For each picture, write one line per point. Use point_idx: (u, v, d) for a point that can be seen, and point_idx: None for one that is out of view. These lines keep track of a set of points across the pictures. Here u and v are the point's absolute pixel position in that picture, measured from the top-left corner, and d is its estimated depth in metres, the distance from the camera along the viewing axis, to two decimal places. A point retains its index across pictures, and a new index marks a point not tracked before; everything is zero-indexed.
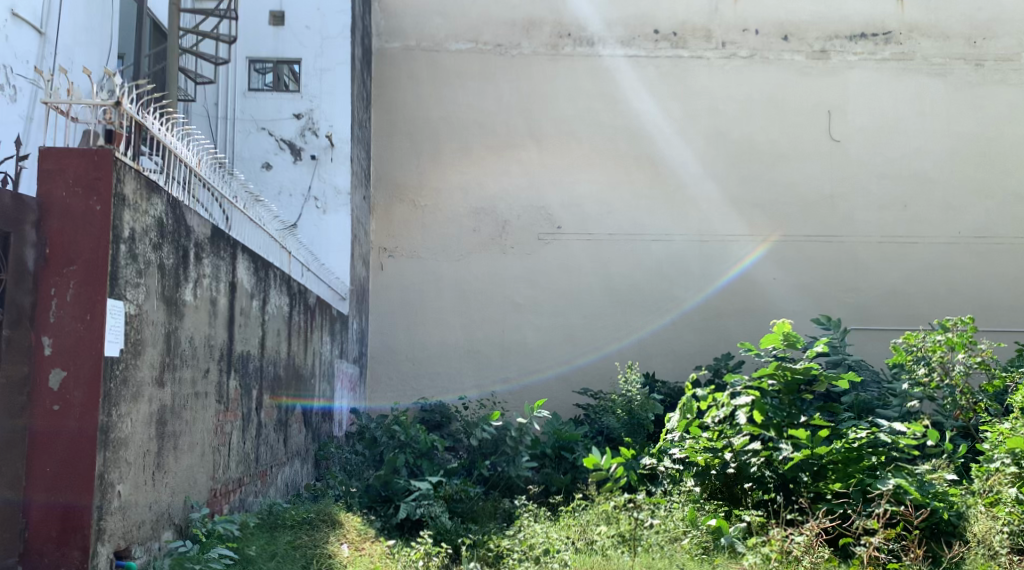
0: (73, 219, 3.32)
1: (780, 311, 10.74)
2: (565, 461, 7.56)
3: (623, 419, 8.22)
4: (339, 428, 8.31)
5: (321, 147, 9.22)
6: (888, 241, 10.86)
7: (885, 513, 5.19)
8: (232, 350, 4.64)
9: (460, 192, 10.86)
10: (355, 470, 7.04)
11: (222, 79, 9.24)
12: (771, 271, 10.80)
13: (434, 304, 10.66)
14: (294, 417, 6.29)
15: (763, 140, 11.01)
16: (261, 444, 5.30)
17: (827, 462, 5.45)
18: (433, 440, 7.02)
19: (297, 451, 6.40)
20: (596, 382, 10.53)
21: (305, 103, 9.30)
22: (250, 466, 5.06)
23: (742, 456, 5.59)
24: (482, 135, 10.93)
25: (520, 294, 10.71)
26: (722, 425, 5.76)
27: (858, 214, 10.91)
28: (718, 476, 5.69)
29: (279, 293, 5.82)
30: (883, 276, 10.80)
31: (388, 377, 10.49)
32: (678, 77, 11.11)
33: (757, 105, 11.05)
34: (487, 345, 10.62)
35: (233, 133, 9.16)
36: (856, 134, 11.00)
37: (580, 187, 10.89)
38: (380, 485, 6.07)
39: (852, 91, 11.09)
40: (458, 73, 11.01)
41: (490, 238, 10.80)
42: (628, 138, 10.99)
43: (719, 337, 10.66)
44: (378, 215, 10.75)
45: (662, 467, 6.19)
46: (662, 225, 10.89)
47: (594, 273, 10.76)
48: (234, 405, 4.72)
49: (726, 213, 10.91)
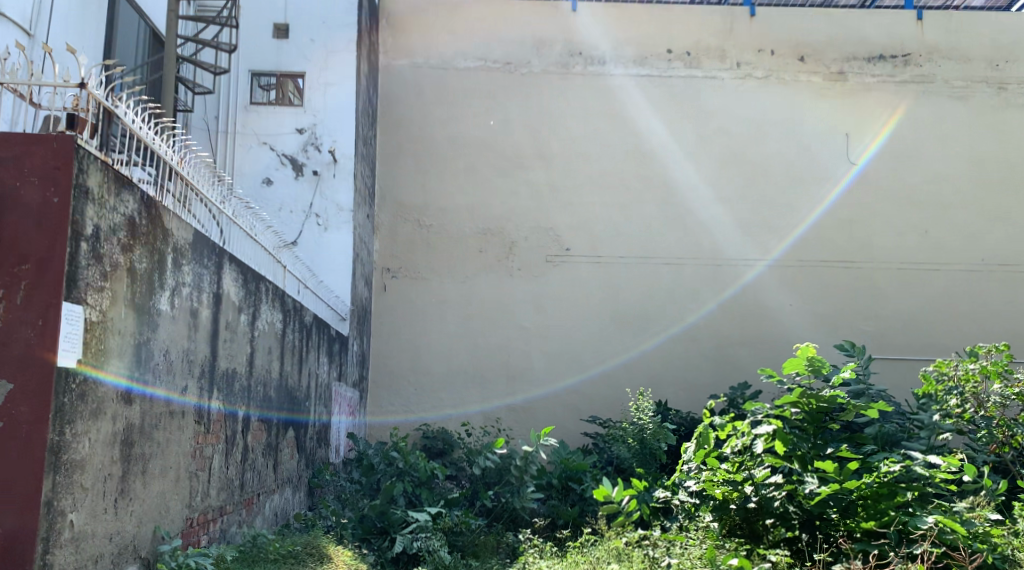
0: (28, 213, 3.00)
1: (797, 338, 10.35)
2: (572, 493, 7.13)
3: (634, 448, 7.82)
4: (336, 454, 7.92)
5: (323, 162, 8.92)
6: (909, 268, 10.49)
7: (929, 555, 4.83)
8: (216, 366, 4.29)
9: (467, 212, 10.55)
10: (348, 497, 6.63)
11: (222, 92, 8.95)
12: (787, 297, 10.43)
13: (439, 328, 10.32)
14: (285, 441, 5.94)
15: (779, 163, 10.68)
16: (246, 469, 4.93)
17: (857, 498, 5.12)
18: (433, 467, 6.67)
19: (288, 478, 6.06)
20: (605, 410, 10.14)
21: (309, 118, 9.01)
22: (234, 494, 4.70)
23: (764, 490, 5.21)
24: (490, 154, 10.64)
25: (527, 317, 10.36)
26: (742, 456, 5.39)
27: (878, 239, 10.54)
28: (737, 511, 5.33)
29: (271, 309, 5.45)
30: (904, 303, 10.42)
31: (389, 401, 10.11)
32: (691, 98, 10.82)
33: (774, 126, 10.74)
34: (493, 370, 10.25)
35: (233, 147, 8.84)
36: (876, 157, 10.66)
37: (590, 208, 10.58)
38: (375, 515, 5.72)
39: (872, 114, 10.77)
40: (466, 91, 10.74)
41: (497, 259, 10.46)
42: (640, 159, 10.68)
43: (734, 364, 10.28)
44: (381, 234, 10.42)
45: (677, 501, 5.74)
46: (674, 248, 10.54)
47: (604, 297, 10.40)
48: (217, 427, 4.37)
49: (742, 236, 10.56)
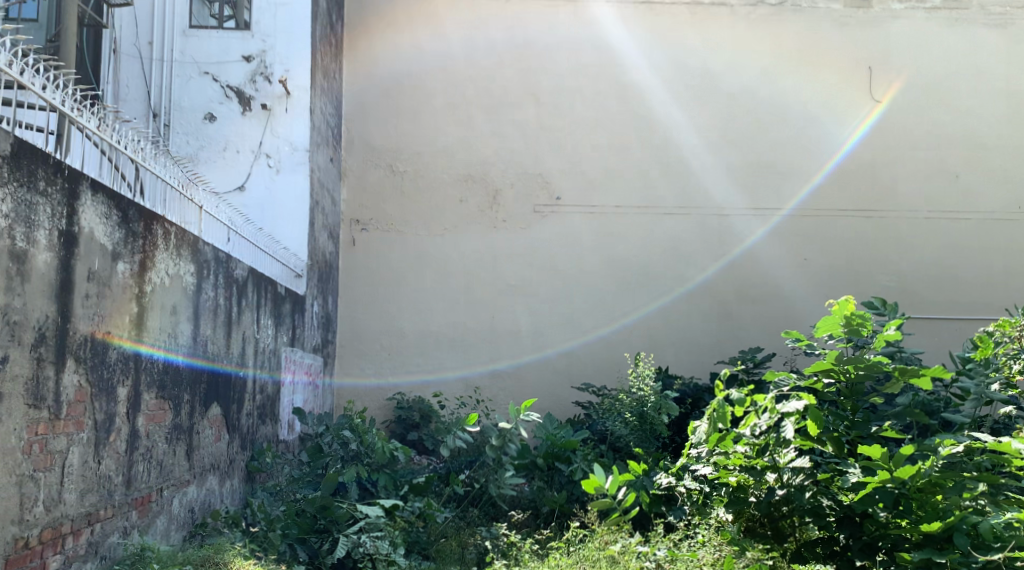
0: None
1: (812, 296, 9.26)
2: (559, 475, 6.07)
3: (632, 424, 6.75)
4: (291, 432, 6.85)
5: (274, 95, 7.85)
6: (937, 217, 9.35)
7: None
8: (69, 330, 3.22)
9: (446, 156, 9.40)
10: (281, 495, 5.30)
11: (156, 11, 7.80)
12: (802, 250, 9.32)
13: (414, 286, 9.23)
14: (209, 420, 4.90)
15: (796, 100, 9.49)
16: (136, 461, 3.84)
17: (910, 492, 4.10)
18: (393, 448, 5.68)
19: (213, 465, 4.98)
20: (599, 377, 9.08)
21: (257, 43, 7.89)
22: (115, 494, 3.61)
23: (791, 480, 4.24)
24: (470, 91, 9.47)
25: (512, 274, 9.26)
26: (767, 439, 4.30)
27: (903, 184, 9.39)
28: (757, 506, 4.39)
29: (174, 257, 4.31)
30: (931, 257, 9.31)
31: (359, 368, 9.10)
32: (698, 26, 9.56)
33: (789, 59, 9.52)
34: (475, 333, 9.18)
35: (170, 78, 7.78)
36: (904, 93, 9.47)
37: (583, 151, 9.43)
38: (315, 510, 4.74)
39: (900, 44, 9.52)
40: (443, 21, 9.53)
41: (478, 209, 9.34)
42: (639, 97, 9.51)
43: (742, 325, 9.20)
44: (350, 181, 9.33)
45: (682, 489, 4.83)
46: (677, 196, 9.40)
47: (598, 251, 9.30)
48: (77, 411, 3.29)
49: (751, 183, 9.41)
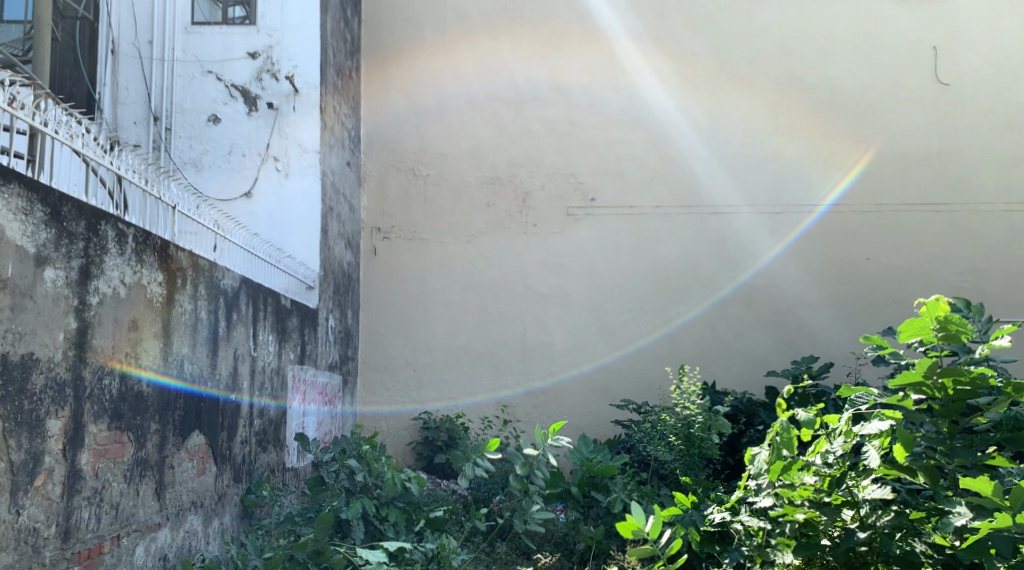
0: None
1: (876, 299, 8.38)
2: (596, 508, 5.31)
3: (678, 450, 6.01)
4: (302, 458, 6.22)
5: (281, 94, 7.24)
6: (1015, 209, 8.41)
7: None
8: None
9: (471, 157, 8.75)
10: (271, 536, 4.63)
11: (156, 8, 7.25)
12: (864, 248, 8.46)
13: (439, 297, 8.58)
14: (190, 451, 4.27)
15: (852, 86, 8.66)
16: (78, 506, 3.25)
17: None
18: (404, 477, 5.07)
19: (196, 502, 4.34)
20: (642, 393, 8.31)
21: (263, 38, 7.30)
22: (44, 551, 3.06)
23: (871, 518, 3.64)
24: (496, 88, 8.81)
25: (544, 283, 8.55)
26: (843, 468, 3.72)
27: (976, 175, 8.49)
28: (833, 551, 3.69)
29: (134, 264, 3.68)
30: (1010, 253, 8.37)
31: (384, 386, 8.47)
32: (740, 10, 8.80)
33: (843, 42, 8.71)
34: (506, 347, 8.49)
35: (171, 78, 7.20)
36: (972, 76, 8.59)
37: (620, 148, 8.70)
38: (307, 556, 4.15)
39: (966, 21, 8.65)
40: (465, 13, 8.89)
41: (508, 214, 8.66)
42: (678, 88, 8.75)
43: (799, 333, 8.38)
44: (370, 188, 8.72)
45: (739, 526, 4.08)
46: (723, 194, 8.63)
47: (637, 256, 8.55)
48: None
49: (805, 178, 8.59)
